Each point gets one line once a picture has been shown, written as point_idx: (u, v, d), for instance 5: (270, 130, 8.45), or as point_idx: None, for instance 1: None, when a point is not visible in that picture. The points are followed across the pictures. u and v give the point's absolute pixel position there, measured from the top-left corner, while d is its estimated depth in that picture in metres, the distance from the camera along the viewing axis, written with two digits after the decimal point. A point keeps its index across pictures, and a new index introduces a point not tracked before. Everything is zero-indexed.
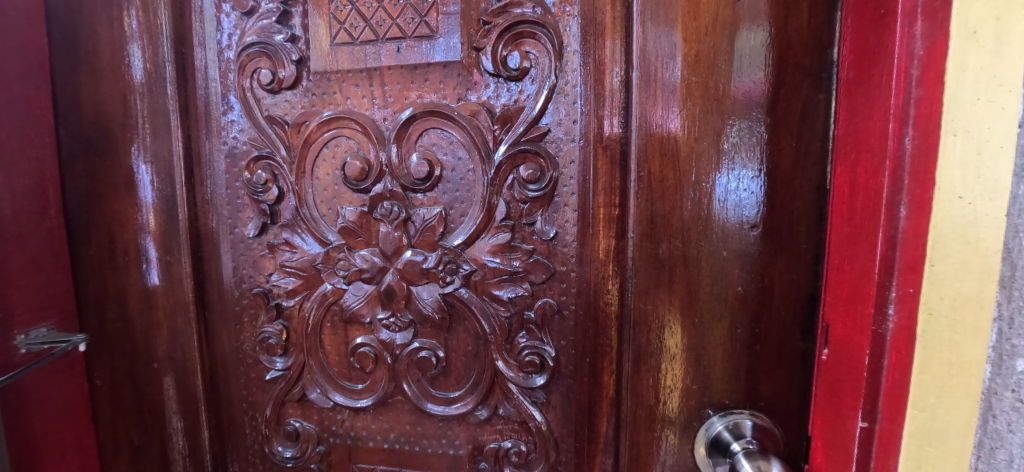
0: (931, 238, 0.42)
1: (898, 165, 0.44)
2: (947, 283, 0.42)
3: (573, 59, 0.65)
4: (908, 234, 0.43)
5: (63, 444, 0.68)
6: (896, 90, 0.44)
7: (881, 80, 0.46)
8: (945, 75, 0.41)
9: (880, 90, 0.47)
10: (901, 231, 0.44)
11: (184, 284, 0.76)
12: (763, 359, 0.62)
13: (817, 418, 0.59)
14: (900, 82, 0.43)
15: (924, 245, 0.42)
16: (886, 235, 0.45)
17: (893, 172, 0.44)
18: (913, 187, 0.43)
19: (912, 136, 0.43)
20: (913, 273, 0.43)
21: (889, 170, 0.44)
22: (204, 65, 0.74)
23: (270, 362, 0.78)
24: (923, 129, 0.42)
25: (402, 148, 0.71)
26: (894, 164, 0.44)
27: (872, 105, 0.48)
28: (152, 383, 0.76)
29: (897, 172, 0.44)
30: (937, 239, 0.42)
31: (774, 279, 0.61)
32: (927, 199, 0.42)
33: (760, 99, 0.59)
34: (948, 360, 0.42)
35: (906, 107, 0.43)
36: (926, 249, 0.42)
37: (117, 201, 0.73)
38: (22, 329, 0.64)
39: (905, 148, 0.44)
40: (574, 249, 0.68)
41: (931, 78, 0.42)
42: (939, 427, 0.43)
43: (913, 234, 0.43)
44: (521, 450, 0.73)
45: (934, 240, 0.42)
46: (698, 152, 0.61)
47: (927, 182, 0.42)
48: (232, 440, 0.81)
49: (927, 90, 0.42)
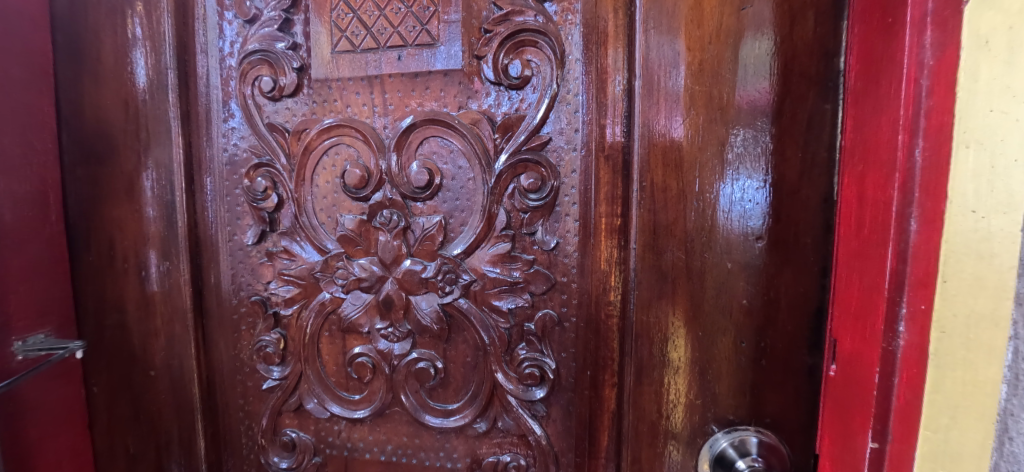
0: (943, 253, 0.41)
1: (907, 178, 0.42)
2: (960, 301, 0.40)
3: (575, 67, 0.65)
4: (919, 248, 0.42)
5: (57, 450, 0.68)
6: (906, 101, 0.42)
7: (890, 89, 0.45)
8: (956, 86, 0.40)
9: (889, 101, 0.45)
10: (912, 245, 0.42)
11: (182, 291, 0.75)
12: (769, 374, 0.60)
13: (827, 434, 0.57)
14: (910, 91, 0.42)
15: (935, 261, 0.41)
16: (896, 250, 0.43)
17: (904, 186, 0.43)
18: (925, 201, 0.42)
19: (922, 148, 0.42)
20: (925, 289, 0.42)
21: (899, 183, 0.43)
22: (205, 72, 0.73)
23: (267, 371, 0.76)
24: (935, 140, 0.41)
25: (402, 157, 0.70)
26: (903, 177, 0.43)
27: (880, 115, 0.47)
28: (148, 391, 0.76)
29: (907, 185, 0.43)
30: (949, 253, 0.41)
31: (780, 292, 0.59)
32: (938, 213, 0.41)
33: (765, 108, 0.58)
34: (962, 380, 0.40)
35: (916, 118, 0.42)
36: (938, 264, 0.41)
37: (116, 207, 0.73)
38: (20, 335, 0.64)
39: (916, 160, 0.42)
40: (574, 259, 0.67)
41: (941, 88, 0.41)
42: (954, 450, 0.41)
43: (925, 249, 0.42)
44: (520, 464, 0.71)
45: (947, 256, 0.41)
46: (702, 162, 0.60)
47: (940, 196, 0.41)
48: (228, 450, 0.79)
49: (939, 100, 0.41)
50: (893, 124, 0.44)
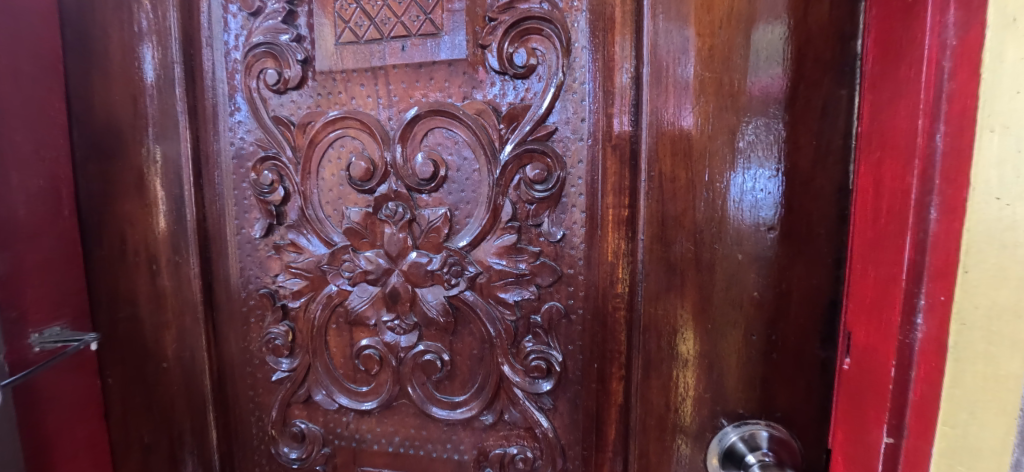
0: (965, 242, 0.40)
1: (927, 163, 0.42)
2: (982, 292, 0.39)
3: (582, 55, 0.64)
4: (938, 238, 0.42)
5: (75, 443, 0.70)
6: (928, 83, 0.42)
7: (910, 74, 0.44)
8: (980, 67, 0.38)
9: (908, 85, 0.45)
10: (931, 235, 0.42)
11: (192, 284, 0.76)
12: (780, 368, 0.61)
13: (839, 429, 0.58)
14: (932, 74, 0.41)
15: (957, 250, 0.40)
16: (914, 239, 0.43)
17: (923, 173, 0.42)
18: (945, 188, 0.41)
19: (943, 133, 0.41)
20: (944, 281, 0.41)
21: (919, 170, 0.42)
22: (211, 66, 0.73)
23: (276, 363, 0.77)
24: (956, 125, 0.40)
25: (407, 148, 0.69)
26: (924, 164, 0.42)
27: (899, 101, 0.47)
28: (161, 383, 0.78)
29: (927, 172, 0.42)
30: (970, 243, 0.39)
31: (792, 284, 0.60)
32: (960, 201, 0.40)
33: (777, 95, 0.58)
34: (982, 375, 0.39)
35: (938, 102, 0.41)
36: (960, 253, 0.40)
37: (127, 202, 0.74)
38: (36, 328, 0.66)
39: (936, 146, 0.41)
40: (581, 251, 0.66)
41: (964, 71, 0.39)
42: (972, 446, 0.40)
43: (944, 239, 0.41)
44: (527, 456, 0.71)
45: (968, 244, 0.39)
46: (712, 151, 0.60)
47: (962, 183, 0.40)
48: (239, 441, 0.80)
49: (961, 84, 0.40)
50: (915, 108, 0.43)
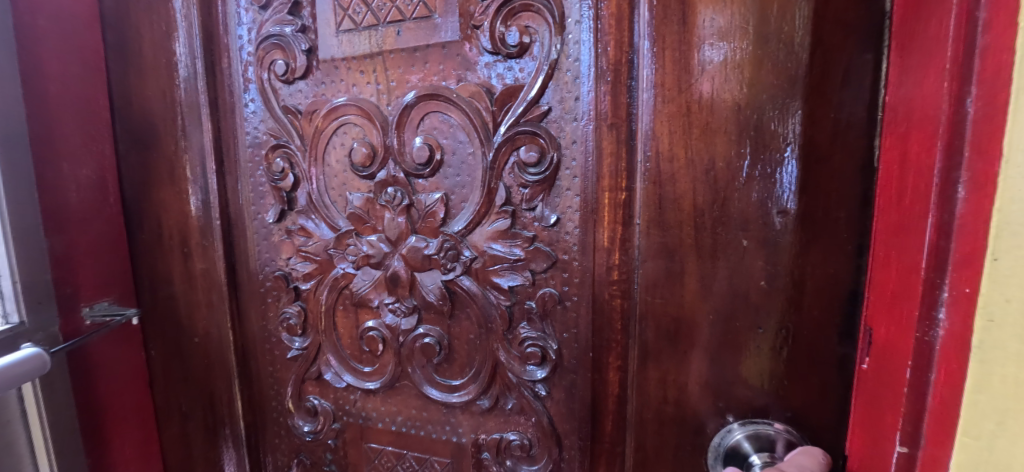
0: (995, 224, 0.33)
1: (955, 133, 0.36)
2: (1016, 283, 0.32)
3: (575, 30, 0.60)
4: (966, 220, 0.35)
5: (126, 405, 0.81)
6: (958, 38, 0.36)
7: (941, 29, 0.38)
8: (1014, 12, 0.31)
9: (939, 43, 0.39)
10: (958, 217, 0.36)
11: (217, 266, 0.81)
12: (791, 365, 0.56)
13: (855, 437, 0.53)
14: (964, 28, 0.35)
15: (985, 234, 0.34)
16: (938, 221, 0.37)
17: (950, 144, 0.36)
18: (975, 161, 0.35)
19: (975, 97, 0.35)
20: (972, 270, 0.35)
21: (946, 141, 0.37)
22: (229, 60, 0.77)
23: (290, 341, 0.81)
24: (989, 85, 0.34)
25: (403, 133, 0.70)
26: (951, 134, 0.36)
27: (929, 61, 0.40)
28: (191, 354, 0.84)
29: (955, 143, 0.36)
30: (1001, 225, 0.32)
31: (807, 273, 0.54)
32: (990, 175, 0.33)
33: (789, 65, 0.52)
34: (1014, 380, 0.33)
35: (970, 60, 0.35)
36: (989, 237, 0.33)
37: (161, 190, 0.80)
38: (87, 302, 0.74)
39: (966, 112, 0.35)
40: (576, 236, 0.64)
41: (1000, 19, 0.33)
42: (1000, 463, 0.34)
43: (973, 220, 0.35)
44: (522, 443, 0.70)
45: (999, 227, 0.33)
46: (714, 128, 0.56)
47: (992, 154, 0.33)
48: (261, 414, 0.86)
49: (995, 35, 0.33)
50: (943, 68, 0.38)
